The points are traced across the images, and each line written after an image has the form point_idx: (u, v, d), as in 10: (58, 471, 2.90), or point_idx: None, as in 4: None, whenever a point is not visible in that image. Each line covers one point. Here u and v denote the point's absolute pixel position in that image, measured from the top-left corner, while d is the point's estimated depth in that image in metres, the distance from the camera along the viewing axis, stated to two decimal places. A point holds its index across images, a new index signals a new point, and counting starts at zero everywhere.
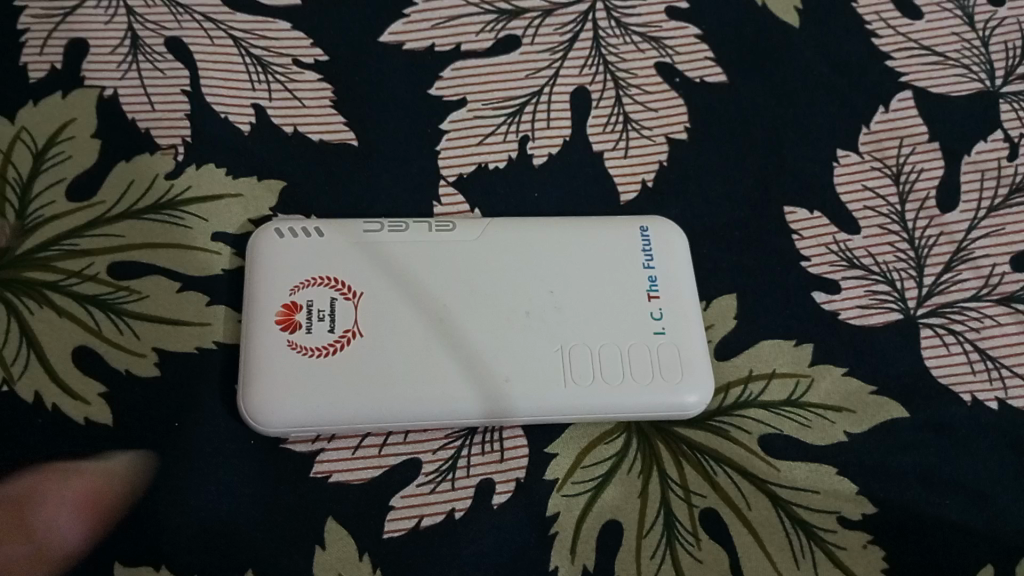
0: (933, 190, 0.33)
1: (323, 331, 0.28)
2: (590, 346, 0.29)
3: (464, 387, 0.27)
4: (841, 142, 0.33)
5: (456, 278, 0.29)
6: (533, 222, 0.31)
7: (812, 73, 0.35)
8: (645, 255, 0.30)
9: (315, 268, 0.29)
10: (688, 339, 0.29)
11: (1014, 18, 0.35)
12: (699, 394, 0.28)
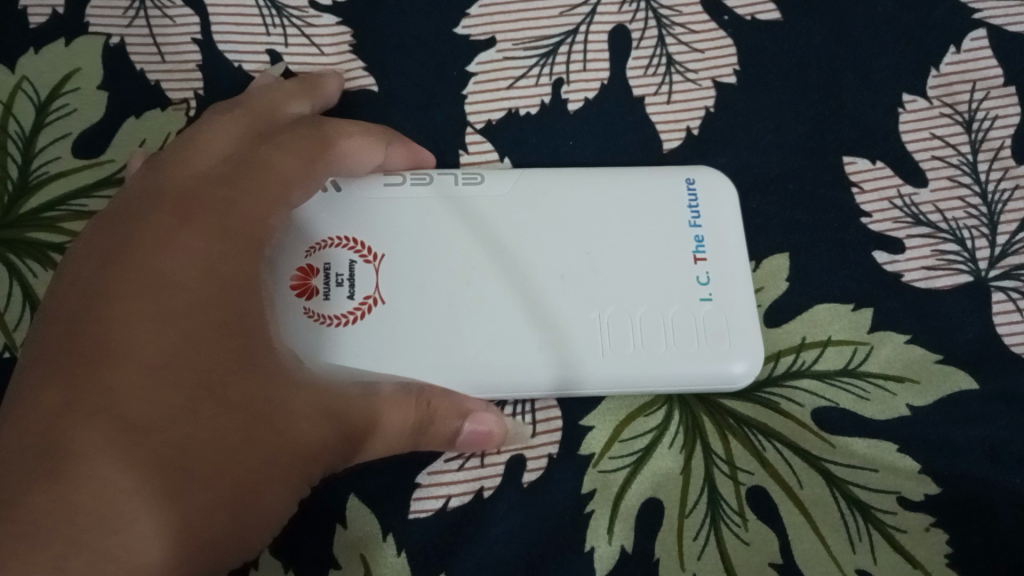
0: (1009, 139, 0.30)
1: (342, 296, 0.27)
2: (630, 312, 0.27)
3: (497, 355, 0.26)
4: (907, 86, 0.30)
5: (486, 236, 0.28)
6: (566, 175, 0.29)
7: (876, 8, 0.31)
8: (691, 211, 0.29)
9: (334, 228, 0.28)
10: (737, 305, 0.27)
11: None
12: (749, 363, 0.26)
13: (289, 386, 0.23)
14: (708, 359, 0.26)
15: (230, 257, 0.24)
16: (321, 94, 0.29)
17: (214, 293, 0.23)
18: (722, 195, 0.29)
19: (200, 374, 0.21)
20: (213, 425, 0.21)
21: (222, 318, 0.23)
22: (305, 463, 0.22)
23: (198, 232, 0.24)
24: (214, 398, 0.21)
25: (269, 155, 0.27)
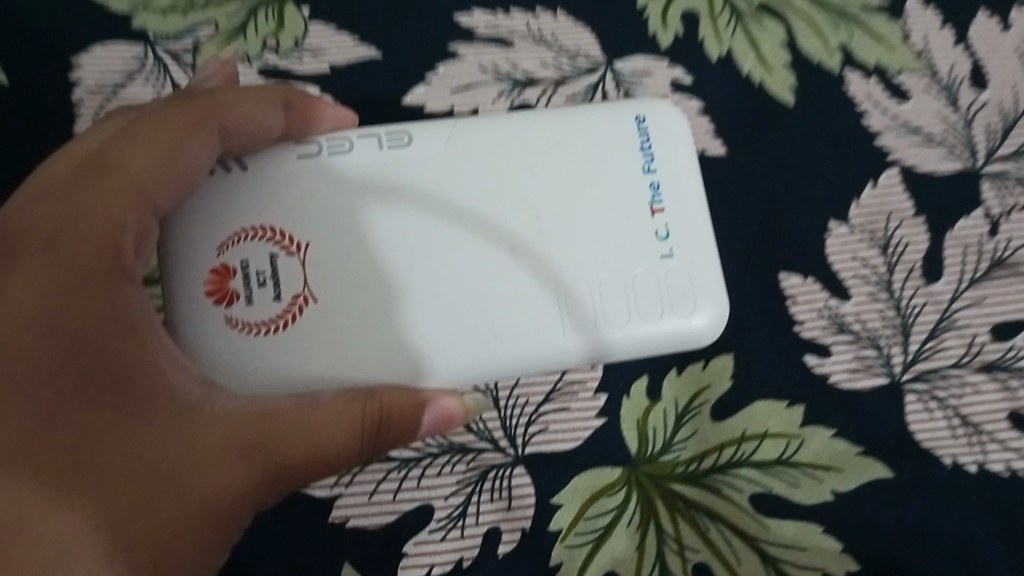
0: (920, 261, 0.35)
1: (268, 298, 0.29)
2: (589, 282, 0.30)
3: (465, 335, 0.29)
4: (834, 213, 0.36)
5: (423, 201, 0.30)
6: (502, 125, 0.31)
7: (806, 145, 0.37)
8: (646, 157, 0.31)
9: (251, 219, 0.30)
10: (703, 249, 0.31)
11: (995, 102, 0.37)
12: (723, 313, 0.31)
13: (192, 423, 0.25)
14: (692, 316, 0.30)
15: (98, 299, 0.25)
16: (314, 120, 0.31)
17: (93, 345, 0.25)
18: (675, 129, 0.32)
19: (86, 437, 0.24)
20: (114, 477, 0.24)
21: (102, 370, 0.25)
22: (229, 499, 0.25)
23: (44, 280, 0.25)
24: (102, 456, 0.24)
25: (130, 156, 0.27)
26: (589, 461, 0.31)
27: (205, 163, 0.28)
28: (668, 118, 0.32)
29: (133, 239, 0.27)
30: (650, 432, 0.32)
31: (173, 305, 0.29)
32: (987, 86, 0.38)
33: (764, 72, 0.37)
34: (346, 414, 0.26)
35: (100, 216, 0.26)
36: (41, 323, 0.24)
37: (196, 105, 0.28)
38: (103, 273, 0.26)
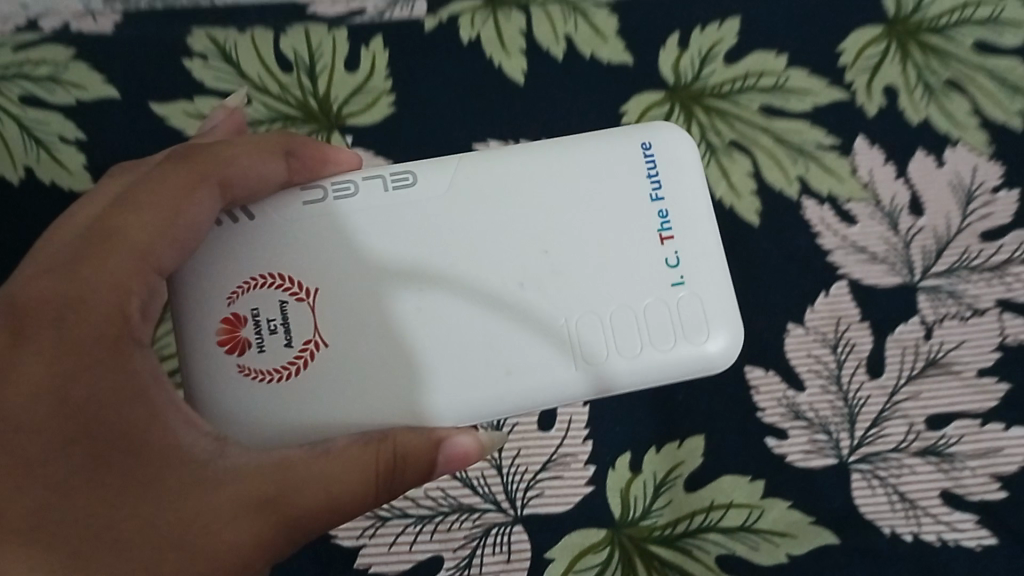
0: (864, 360, 0.41)
1: (281, 343, 0.33)
2: (601, 315, 0.33)
3: (486, 365, 0.33)
4: (791, 316, 0.42)
5: (433, 238, 0.34)
6: (502, 160, 0.35)
7: (769, 259, 0.43)
8: (653, 185, 0.35)
9: (262, 268, 0.33)
10: (710, 276, 0.34)
11: (931, 226, 0.44)
12: (738, 333, 0.34)
13: (204, 477, 0.28)
14: (708, 341, 0.34)
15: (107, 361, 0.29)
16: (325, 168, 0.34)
17: (101, 405, 0.28)
18: (681, 154, 0.35)
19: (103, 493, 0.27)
20: (126, 528, 0.27)
21: (109, 426, 0.28)
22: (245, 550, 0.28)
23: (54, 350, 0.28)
24: (116, 510, 0.27)
25: (133, 228, 0.30)
26: (579, 523, 0.37)
27: (208, 217, 0.32)
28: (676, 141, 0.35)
29: (140, 303, 0.30)
30: (632, 499, 0.38)
31: (192, 347, 0.33)
32: (924, 213, 0.44)
33: (734, 197, 0.44)
34: (360, 462, 0.29)
35: (108, 291, 0.29)
36: (44, 390, 0.28)
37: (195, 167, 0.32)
38: (114, 339, 0.29)
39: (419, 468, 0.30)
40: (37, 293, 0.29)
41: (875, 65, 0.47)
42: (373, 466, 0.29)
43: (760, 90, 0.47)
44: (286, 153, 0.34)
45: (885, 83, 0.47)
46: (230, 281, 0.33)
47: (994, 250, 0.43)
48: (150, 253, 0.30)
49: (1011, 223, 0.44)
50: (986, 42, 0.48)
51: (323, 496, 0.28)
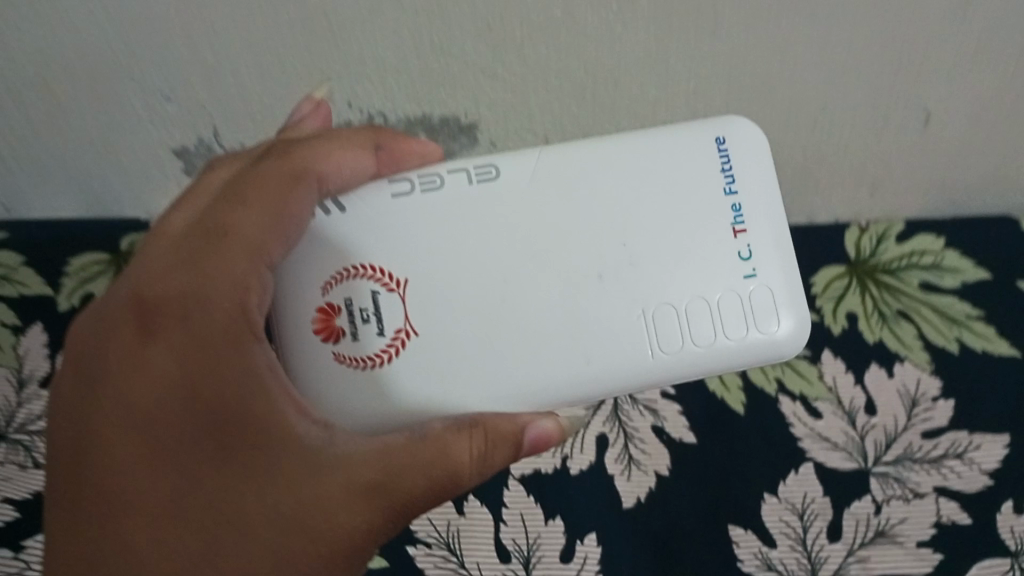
0: (824, 527, 0.53)
1: (373, 331, 0.40)
2: (676, 307, 0.40)
3: (576, 346, 0.40)
4: (767, 488, 0.53)
5: (512, 228, 0.41)
6: (571, 154, 0.41)
7: (750, 440, 0.55)
8: (727, 180, 0.41)
9: (356, 258, 0.41)
10: (777, 267, 0.40)
11: (881, 423, 0.56)
12: (807, 319, 0.41)
13: (319, 458, 0.35)
14: (779, 326, 0.40)
15: (226, 348, 0.36)
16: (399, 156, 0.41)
17: (222, 382, 0.35)
18: (750, 150, 0.41)
19: (232, 460, 0.35)
20: (247, 493, 0.34)
21: (227, 399, 0.35)
22: (359, 528, 0.35)
23: (185, 343, 0.36)
24: (242, 472, 0.34)
25: (243, 229, 0.37)
26: None
27: (309, 207, 0.39)
28: (746, 136, 0.41)
29: (257, 295, 0.37)
30: None
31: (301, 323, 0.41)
32: (876, 413, 0.56)
33: (724, 390, 0.56)
34: (453, 454, 0.36)
35: (227, 290, 0.36)
36: (179, 372, 0.35)
37: (290, 167, 0.38)
38: (232, 331, 0.36)
39: (505, 456, 0.37)
40: (169, 294, 0.36)
41: (839, 295, 0.61)
42: (467, 452, 0.36)
43: None
44: (376, 147, 0.41)
45: (847, 310, 0.60)
46: (326, 270, 0.41)
47: (931, 446, 0.55)
48: (259, 252, 0.37)
49: (946, 424, 0.55)
50: (929, 283, 0.61)
51: (424, 481, 0.35)
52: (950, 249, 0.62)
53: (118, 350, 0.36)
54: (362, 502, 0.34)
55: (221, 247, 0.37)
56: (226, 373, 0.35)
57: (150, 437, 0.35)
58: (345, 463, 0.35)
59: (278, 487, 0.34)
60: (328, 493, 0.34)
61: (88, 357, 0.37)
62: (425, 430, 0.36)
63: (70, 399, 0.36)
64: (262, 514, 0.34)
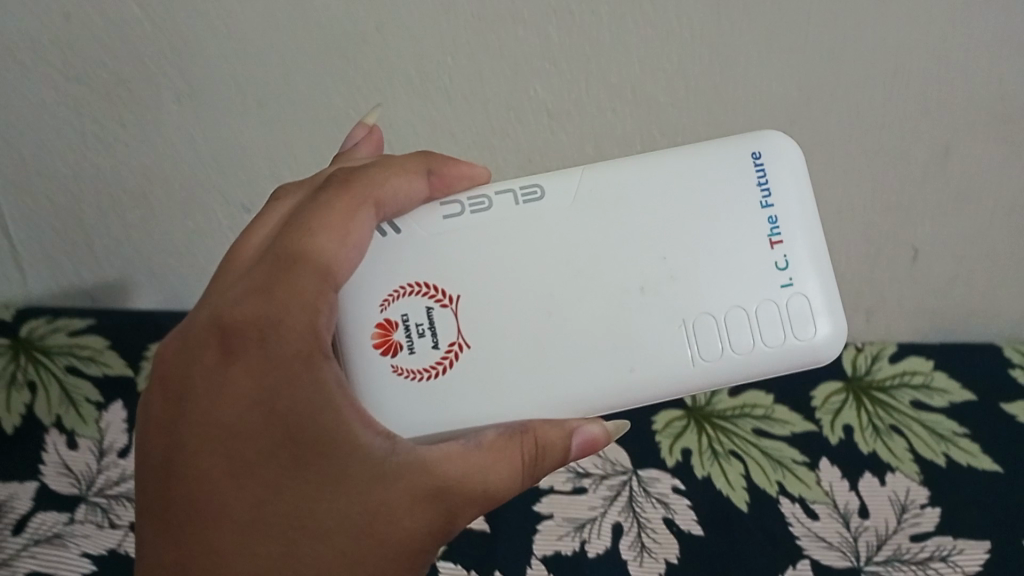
0: None
1: (429, 345, 0.46)
2: (715, 318, 0.46)
3: (619, 357, 0.46)
4: None
5: (561, 248, 0.46)
6: (617, 176, 0.47)
7: (753, 535, 0.60)
8: (764, 195, 0.46)
9: (411, 278, 0.46)
10: (809, 277, 0.46)
11: (873, 527, 0.61)
12: (840, 322, 0.46)
13: (385, 465, 0.40)
14: (815, 331, 0.46)
15: (293, 367, 0.39)
16: (449, 170, 0.46)
17: (289, 397, 0.39)
18: (783, 166, 0.46)
19: (302, 467, 0.39)
20: (317, 496, 0.39)
21: (295, 411, 0.39)
22: (419, 532, 0.40)
23: (256, 364, 0.39)
24: (312, 477, 0.39)
25: (310, 258, 0.41)
26: None
27: (367, 228, 0.43)
28: (779, 153, 0.47)
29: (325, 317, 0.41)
30: None
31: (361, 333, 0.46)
32: (869, 516, 0.61)
33: (730, 488, 0.62)
34: (508, 459, 0.41)
35: (296, 313, 0.40)
36: (251, 391, 0.39)
37: (352, 198, 0.43)
38: (298, 350, 0.40)
39: (554, 459, 0.43)
40: (242, 320, 0.40)
41: (837, 408, 0.67)
42: (521, 456, 0.42)
43: (754, 416, 0.67)
44: (428, 172, 0.46)
45: (844, 423, 0.66)
46: (386, 287, 0.46)
47: (919, 548, 0.60)
48: (326, 278, 0.41)
49: (933, 530, 0.61)
50: (919, 401, 0.68)
51: (483, 488, 0.41)
52: (939, 370, 0.69)
53: (200, 369, 0.40)
54: (425, 507, 0.40)
55: (288, 274, 0.41)
56: (292, 389, 0.39)
57: (227, 448, 0.39)
58: (411, 468, 0.40)
59: (348, 489, 0.39)
60: (397, 494, 0.39)
61: (174, 380, 0.41)
62: (480, 439, 0.42)
63: (159, 411, 0.41)
64: (332, 514, 0.39)
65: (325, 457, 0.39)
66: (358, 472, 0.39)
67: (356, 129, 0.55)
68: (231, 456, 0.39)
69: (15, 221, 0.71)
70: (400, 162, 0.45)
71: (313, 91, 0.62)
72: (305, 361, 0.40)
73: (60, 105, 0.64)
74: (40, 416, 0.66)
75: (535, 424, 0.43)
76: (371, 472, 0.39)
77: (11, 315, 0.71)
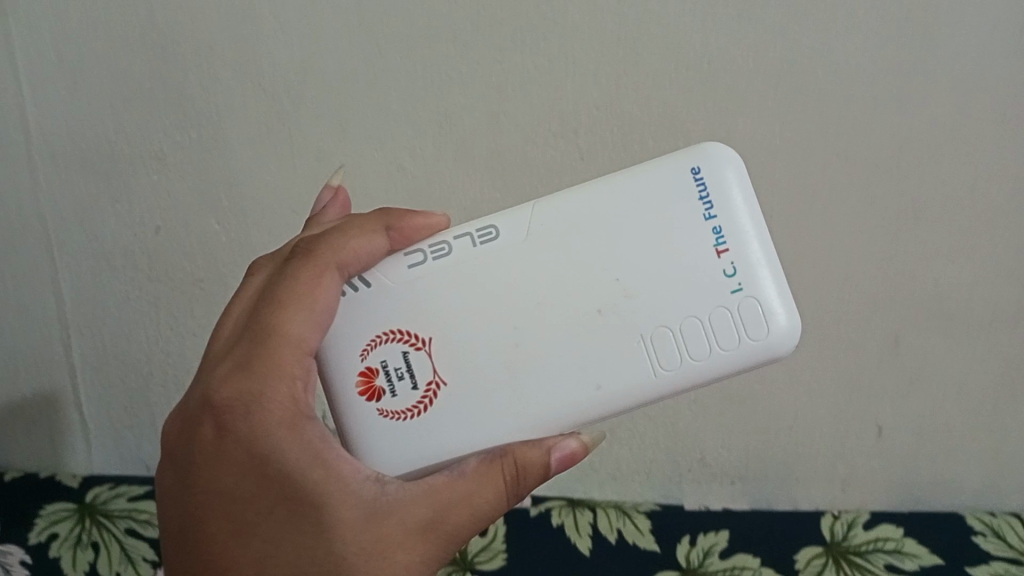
0: None
1: (408, 387, 0.47)
2: (677, 335, 0.46)
3: (590, 378, 0.47)
4: None
5: (524, 285, 0.47)
6: (565, 210, 0.48)
7: None
8: (706, 206, 0.47)
9: (388, 322, 0.48)
10: (760, 281, 0.46)
11: None
12: (795, 317, 0.47)
13: (374, 504, 0.42)
14: (769, 332, 0.46)
15: (273, 429, 0.42)
16: (409, 222, 0.48)
17: (272, 456, 0.42)
18: (724, 179, 0.47)
19: (297, 516, 0.41)
20: (314, 542, 0.41)
21: (281, 468, 0.41)
22: (415, 565, 0.42)
23: (242, 434, 0.42)
24: (307, 525, 0.41)
25: (285, 328, 0.44)
26: None
27: (335, 291, 0.45)
28: (717, 162, 0.47)
29: (303, 374, 0.44)
30: None
31: (342, 373, 0.47)
32: None
33: None
34: (490, 483, 0.44)
35: (277, 383, 0.43)
36: (240, 458, 0.42)
37: (316, 262, 0.45)
38: (281, 413, 0.42)
39: (536, 475, 0.45)
40: (227, 396, 0.43)
41: (818, 569, 0.73)
42: (503, 480, 0.44)
43: None
44: (387, 228, 0.47)
45: None
46: (365, 331, 0.48)
47: None
48: (301, 345, 0.44)
49: None
50: (894, 564, 0.73)
51: (468, 514, 0.43)
52: (908, 536, 0.75)
53: (196, 448, 0.43)
54: (416, 542, 0.42)
55: (265, 343, 0.43)
56: (277, 448, 0.42)
57: (228, 514, 0.42)
58: (403, 507, 0.42)
59: (340, 534, 0.41)
60: (391, 531, 0.42)
61: (179, 457, 0.44)
62: (464, 468, 0.44)
63: (169, 487, 0.44)
64: (330, 558, 0.41)
65: (316, 507, 0.41)
66: (344, 517, 0.41)
67: (322, 191, 0.57)
68: (235, 520, 0.42)
69: (88, 398, 0.80)
70: (358, 226, 0.47)
71: None
72: (287, 420, 0.42)
73: (141, 299, 0.75)
74: (100, 571, 0.73)
75: (512, 445, 0.45)
76: (360, 514, 0.42)
77: (77, 483, 0.80)
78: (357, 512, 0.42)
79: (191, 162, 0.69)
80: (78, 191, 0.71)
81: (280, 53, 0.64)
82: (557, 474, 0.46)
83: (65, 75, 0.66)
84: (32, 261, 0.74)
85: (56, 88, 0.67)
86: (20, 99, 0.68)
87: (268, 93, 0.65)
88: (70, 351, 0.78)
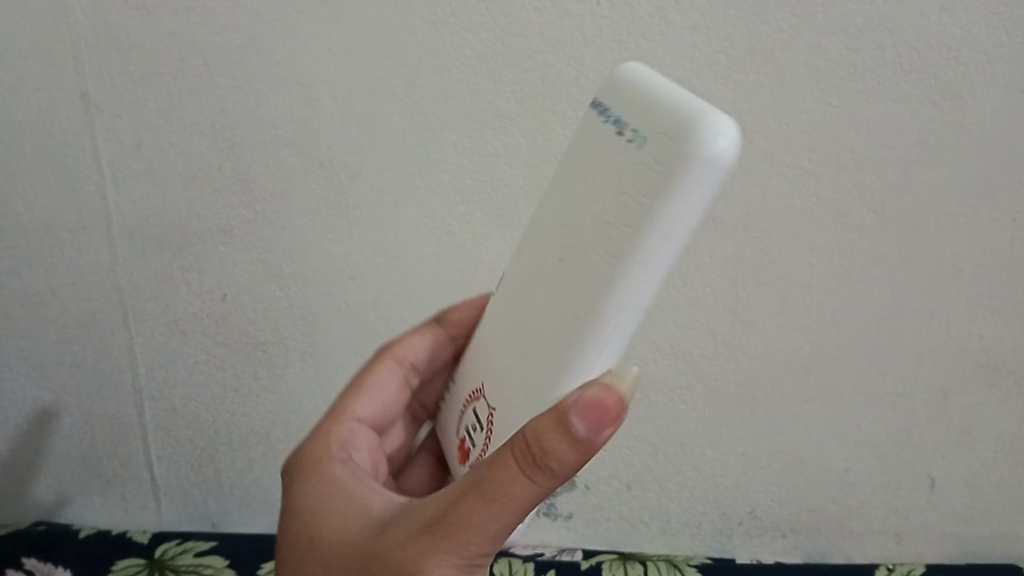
0: None
1: (481, 435, 0.50)
2: (614, 226, 0.39)
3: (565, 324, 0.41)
4: None
5: (521, 287, 0.47)
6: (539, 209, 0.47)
7: None
8: (608, 112, 0.42)
9: (470, 388, 0.52)
10: (656, 119, 0.37)
11: None
12: (706, 113, 0.35)
13: (395, 518, 0.43)
14: (677, 150, 0.35)
15: (311, 471, 0.51)
16: (460, 311, 0.60)
17: (308, 492, 0.49)
18: (620, 81, 0.42)
19: (322, 538, 0.45)
20: (331, 556, 0.44)
21: (312, 500, 0.48)
22: (417, 559, 0.40)
23: (292, 478, 0.51)
24: (328, 543, 0.45)
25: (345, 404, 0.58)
26: None
27: (392, 377, 0.60)
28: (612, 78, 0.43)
29: (344, 429, 0.55)
30: None
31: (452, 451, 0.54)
32: None
33: None
34: (498, 466, 0.39)
35: (321, 436, 0.54)
36: (289, 498, 0.50)
37: (379, 359, 0.61)
38: (317, 459, 0.51)
39: (550, 444, 0.38)
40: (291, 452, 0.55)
41: None
42: (513, 461, 0.39)
43: None
44: (440, 322, 0.60)
45: None
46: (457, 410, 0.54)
47: None
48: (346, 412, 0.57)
49: None
50: None
51: (475, 505, 0.39)
52: None
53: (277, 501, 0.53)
54: (421, 541, 0.40)
55: (330, 414, 0.57)
56: (312, 485, 0.49)
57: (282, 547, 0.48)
58: (413, 514, 0.42)
59: (352, 545, 0.44)
60: (394, 535, 0.42)
61: None
62: (483, 462, 0.41)
63: None
64: (344, 565, 0.43)
65: (336, 528, 0.45)
66: (360, 531, 0.44)
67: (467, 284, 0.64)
68: (284, 551, 0.48)
69: (159, 457, 0.84)
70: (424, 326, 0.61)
71: (415, 311, 0.75)
72: (322, 462, 0.51)
73: (208, 363, 0.79)
74: None
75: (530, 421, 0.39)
76: (378, 528, 0.44)
77: (148, 539, 0.83)
78: (372, 528, 0.44)
79: (255, 234, 0.73)
80: (151, 262, 0.75)
81: (338, 133, 0.68)
82: (593, 435, 0.38)
83: (138, 158, 0.71)
84: (108, 329, 0.79)
85: (132, 170, 0.72)
86: (99, 181, 0.72)
87: (326, 167, 0.70)
88: (142, 413, 0.82)
